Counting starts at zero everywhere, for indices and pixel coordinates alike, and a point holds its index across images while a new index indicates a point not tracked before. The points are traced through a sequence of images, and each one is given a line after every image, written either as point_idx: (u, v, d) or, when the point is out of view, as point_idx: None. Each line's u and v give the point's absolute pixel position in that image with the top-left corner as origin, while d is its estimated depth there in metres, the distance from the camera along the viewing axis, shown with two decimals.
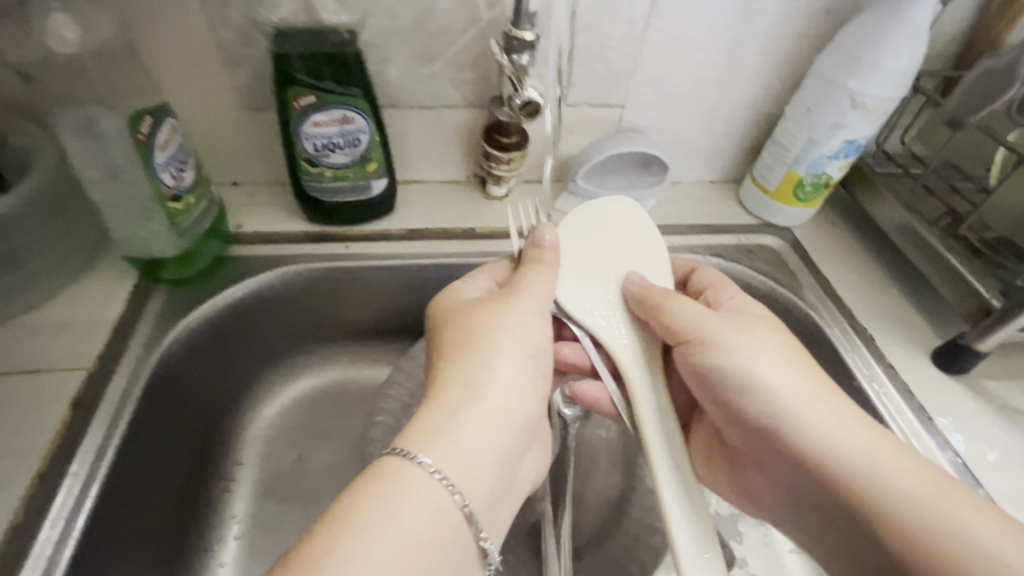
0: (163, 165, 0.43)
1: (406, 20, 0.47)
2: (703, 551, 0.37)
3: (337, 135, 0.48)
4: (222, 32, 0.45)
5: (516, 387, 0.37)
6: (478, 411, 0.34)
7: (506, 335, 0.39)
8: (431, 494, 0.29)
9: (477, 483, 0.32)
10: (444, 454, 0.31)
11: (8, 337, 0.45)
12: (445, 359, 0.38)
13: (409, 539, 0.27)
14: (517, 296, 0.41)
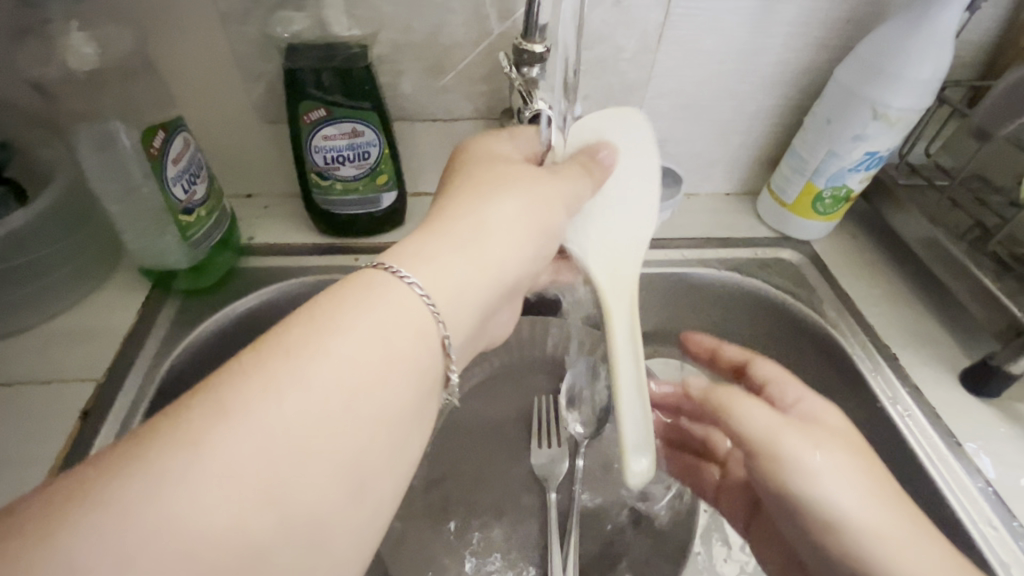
0: (174, 178, 0.43)
1: (418, 34, 0.47)
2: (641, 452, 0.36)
3: (347, 148, 0.48)
4: (237, 48, 0.46)
5: (518, 236, 0.33)
6: (474, 257, 0.31)
7: (519, 188, 0.34)
8: (412, 308, 0.27)
9: (462, 319, 0.29)
10: (433, 279, 0.28)
11: (29, 347, 0.46)
12: (449, 196, 0.34)
13: (391, 350, 0.26)
14: (544, 174, 0.36)
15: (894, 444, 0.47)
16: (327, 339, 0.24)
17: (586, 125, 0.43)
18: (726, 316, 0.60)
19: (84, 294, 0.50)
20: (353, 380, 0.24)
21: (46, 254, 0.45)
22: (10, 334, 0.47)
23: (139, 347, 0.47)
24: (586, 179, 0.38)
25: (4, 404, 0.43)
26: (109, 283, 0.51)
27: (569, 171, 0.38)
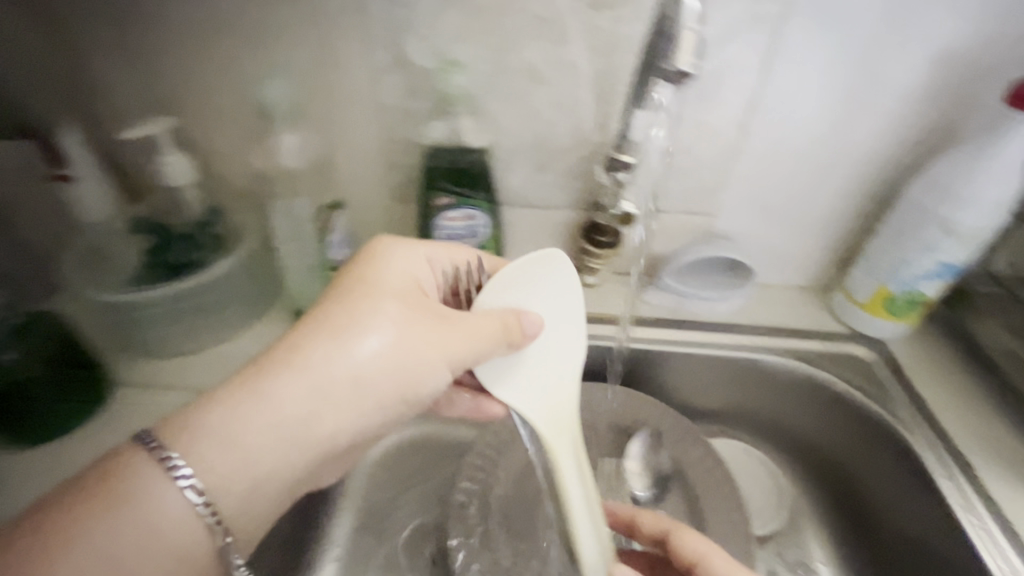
0: (336, 245, 0.56)
1: (529, 140, 0.58)
2: (602, 562, 0.46)
3: (463, 229, 0.59)
4: (388, 147, 0.59)
5: (343, 402, 0.38)
6: (291, 430, 0.36)
7: (378, 335, 0.39)
8: (265, 453, 0.36)
9: (270, 489, 0.36)
10: (223, 459, 0.35)
11: (209, 362, 0.60)
12: (306, 334, 0.38)
13: (151, 554, 0.32)
14: (416, 324, 0.40)
15: (966, 555, 0.46)
16: (143, 518, 0.32)
17: (509, 270, 0.48)
18: (789, 402, 0.64)
19: (248, 324, 0.63)
20: (132, 568, 0.32)
21: (227, 294, 0.59)
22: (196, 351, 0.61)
23: None
24: (488, 336, 0.42)
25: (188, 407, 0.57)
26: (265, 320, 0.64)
27: (459, 318, 0.42)
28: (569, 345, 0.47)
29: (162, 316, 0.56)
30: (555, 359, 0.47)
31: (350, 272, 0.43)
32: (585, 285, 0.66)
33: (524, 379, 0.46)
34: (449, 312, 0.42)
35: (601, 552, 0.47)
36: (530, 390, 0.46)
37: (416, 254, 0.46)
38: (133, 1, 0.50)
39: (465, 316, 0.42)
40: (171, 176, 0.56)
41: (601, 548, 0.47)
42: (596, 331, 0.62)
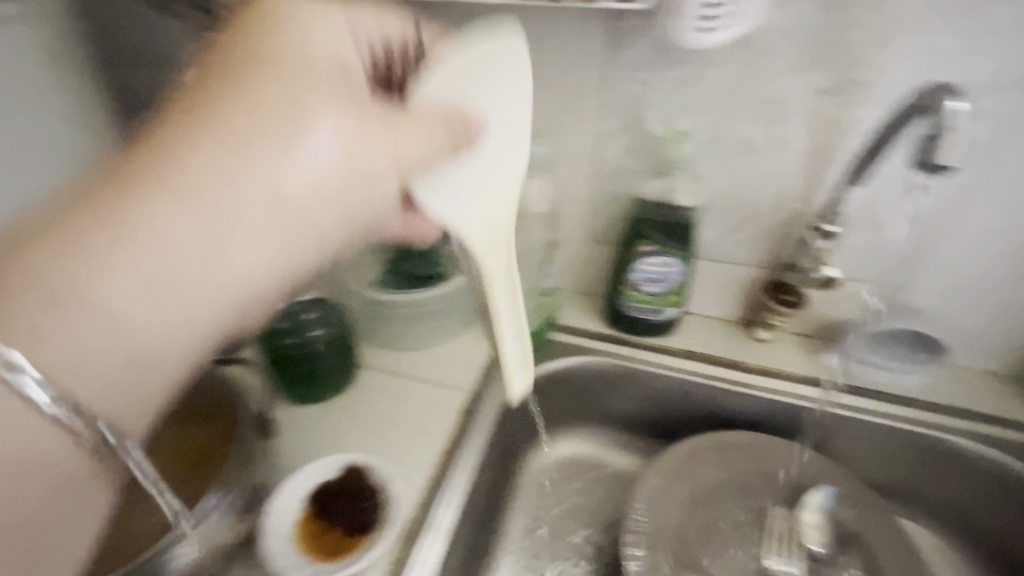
0: (641, 273, 0.66)
1: (731, 202, 0.64)
2: (520, 369, 0.44)
3: (658, 274, 0.65)
4: (598, 196, 0.68)
5: (292, 238, 0.36)
6: (157, 249, 0.31)
7: (321, 122, 0.34)
8: (127, 301, 0.31)
9: (157, 341, 0.32)
10: (90, 281, 0.30)
11: (420, 359, 0.68)
12: (219, 95, 0.33)
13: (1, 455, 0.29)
14: (337, 103, 0.35)
15: None
16: None
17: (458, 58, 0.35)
18: (977, 495, 0.63)
19: (453, 333, 0.71)
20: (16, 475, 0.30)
21: (449, 305, 0.68)
22: (411, 348, 0.69)
23: None
24: (433, 130, 0.34)
25: (411, 393, 0.63)
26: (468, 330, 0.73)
27: (406, 120, 0.35)
28: (517, 117, 0.38)
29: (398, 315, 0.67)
30: (495, 171, 0.38)
31: (232, 43, 0.36)
32: (759, 339, 0.72)
33: (470, 201, 0.38)
34: (397, 118, 0.36)
35: (522, 369, 0.44)
36: (467, 202, 0.38)
37: (336, 19, 0.38)
38: None
39: (410, 113, 0.36)
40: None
41: (524, 355, 0.43)
42: (766, 385, 0.68)
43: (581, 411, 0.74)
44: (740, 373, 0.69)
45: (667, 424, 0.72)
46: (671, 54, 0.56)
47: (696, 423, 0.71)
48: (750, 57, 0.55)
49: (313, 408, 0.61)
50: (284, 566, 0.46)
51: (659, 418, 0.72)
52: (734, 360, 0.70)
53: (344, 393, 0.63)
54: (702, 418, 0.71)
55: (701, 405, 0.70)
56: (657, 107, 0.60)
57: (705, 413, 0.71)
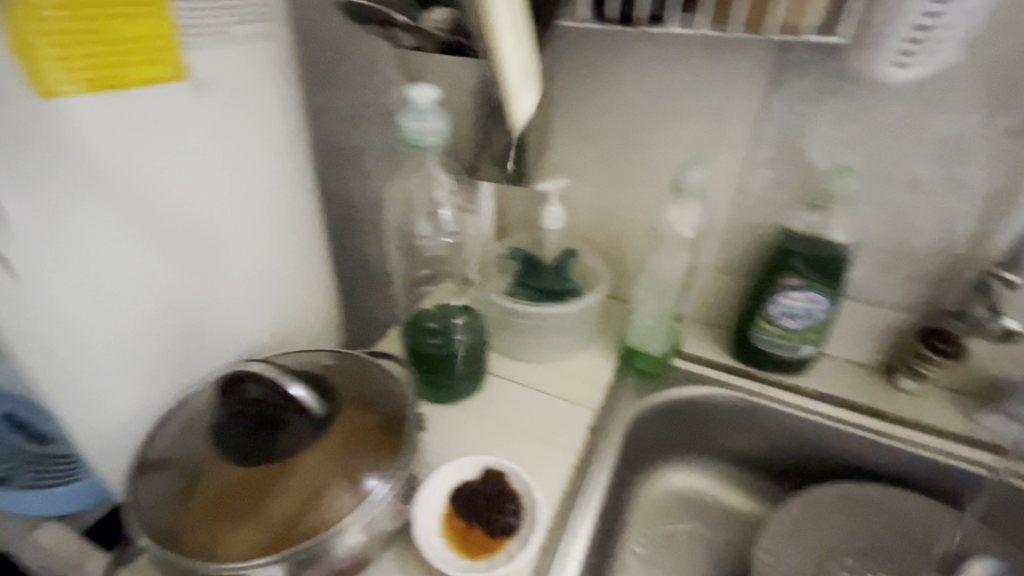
0: (780, 305, 0.64)
1: (886, 240, 0.62)
2: (526, 82, 0.48)
3: (800, 309, 0.63)
4: (737, 224, 0.67)
5: None
6: None
7: None
8: None
9: None
10: None
11: (543, 371, 0.69)
12: None
13: None
14: None
15: None
16: None
17: None
18: None
19: (575, 350, 0.72)
20: None
21: (576, 321, 0.69)
22: (535, 361, 0.71)
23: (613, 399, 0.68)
24: None
25: (537, 403, 0.65)
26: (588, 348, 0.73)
27: None
28: None
29: (527, 326, 0.68)
30: None
31: None
32: (902, 388, 0.67)
33: None
34: None
35: (524, 89, 0.48)
36: None
37: None
38: (580, 87, 0.64)
39: None
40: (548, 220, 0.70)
41: (527, 77, 0.48)
42: (911, 438, 0.63)
43: (695, 442, 0.73)
44: (883, 423, 0.65)
45: (790, 468, 0.70)
46: (842, 88, 0.55)
47: (822, 469, 0.68)
48: (933, 94, 0.53)
49: (445, 409, 0.64)
50: (435, 559, 0.48)
51: (782, 459, 0.70)
52: (872, 407, 0.66)
53: (473, 397, 0.66)
54: (829, 465, 0.68)
55: (832, 451, 0.67)
56: (818, 140, 0.59)
57: (834, 460, 0.67)
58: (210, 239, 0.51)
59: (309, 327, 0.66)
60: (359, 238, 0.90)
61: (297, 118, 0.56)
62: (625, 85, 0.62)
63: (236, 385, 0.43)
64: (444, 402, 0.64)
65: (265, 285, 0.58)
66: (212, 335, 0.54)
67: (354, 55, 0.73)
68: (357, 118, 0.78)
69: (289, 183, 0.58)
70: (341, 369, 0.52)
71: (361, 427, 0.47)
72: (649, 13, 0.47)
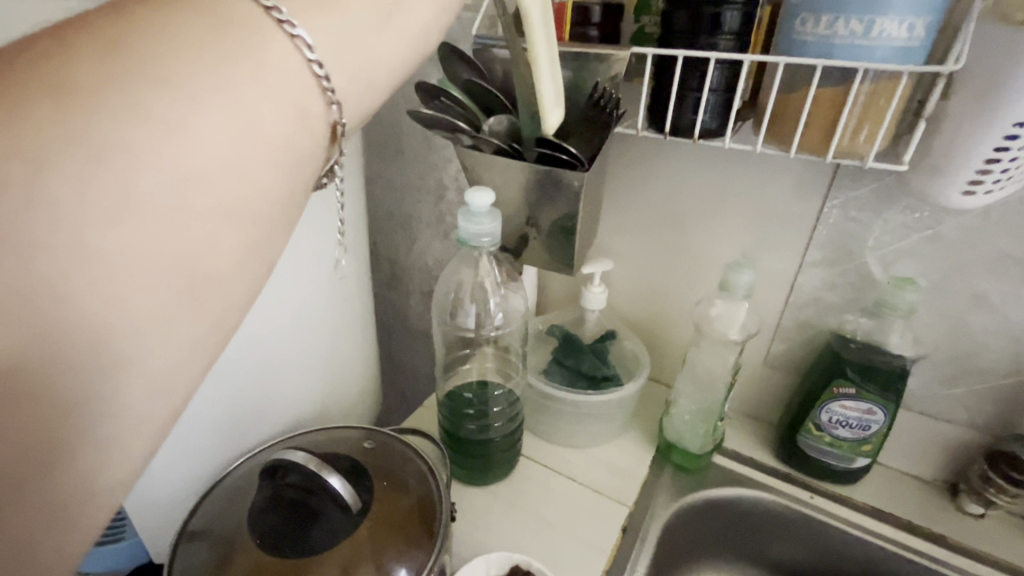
0: (830, 411, 0.61)
1: (949, 353, 0.59)
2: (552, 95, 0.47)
3: (854, 419, 0.60)
4: (786, 322, 0.65)
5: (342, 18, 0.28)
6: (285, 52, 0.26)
7: None
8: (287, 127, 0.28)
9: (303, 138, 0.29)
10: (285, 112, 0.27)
11: (578, 458, 0.68)
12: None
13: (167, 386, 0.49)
14: None
15: None
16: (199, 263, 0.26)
17: None
18: None
19: (611, 437, 0.70)
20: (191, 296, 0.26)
21: (614, 409, 0.68)
22: (569, 445, 0.69)
23: (649, 494, 0.66)
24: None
25: (569, 493, 0.64)
26: (624, 435, 0.71)
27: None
28: None
29: (563, 411, 0.68)
30: None
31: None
32: (970, 512, 0.62)
33: None
34: None
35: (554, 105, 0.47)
36: None
37: None
38: (630, 180, 0.66)
39: None
40: (590, 302, 0.70)
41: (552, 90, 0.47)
42: (978, 573, 0.58)
43: (735, 547, 0.69)
44: (946, 551, 0.59)
45: None
46: (903, 200, 0.54)
47: None
48: (1002, 213, 0.51)
49: (476, 492, 0.63)
50: None
51: None
52: (934, 532, 0.61)
53: (505, 480, 0.65)
54: None
55: None
56: (875, 248, 0.58)
57: None
58: (273, 323, 0.53)
59: (348, 397, 0.68)
60: (402, 300, 0.93)
61: (352, 205, 0.60)
62: (676, 182, 0.63)
63: (276, 472, 0.45)
64: (476, 483, 0.64)
65: (312, 361, 0.60)
66: (261, 410, 0.56)
67: (414, 135, 0.77)
68: (411, 190, 0.82)
69: (342, 266, 0.60)
70: (376, 451, 0.53)
71: (393, 515, 0.47)
72: (704, 130, 0.48)
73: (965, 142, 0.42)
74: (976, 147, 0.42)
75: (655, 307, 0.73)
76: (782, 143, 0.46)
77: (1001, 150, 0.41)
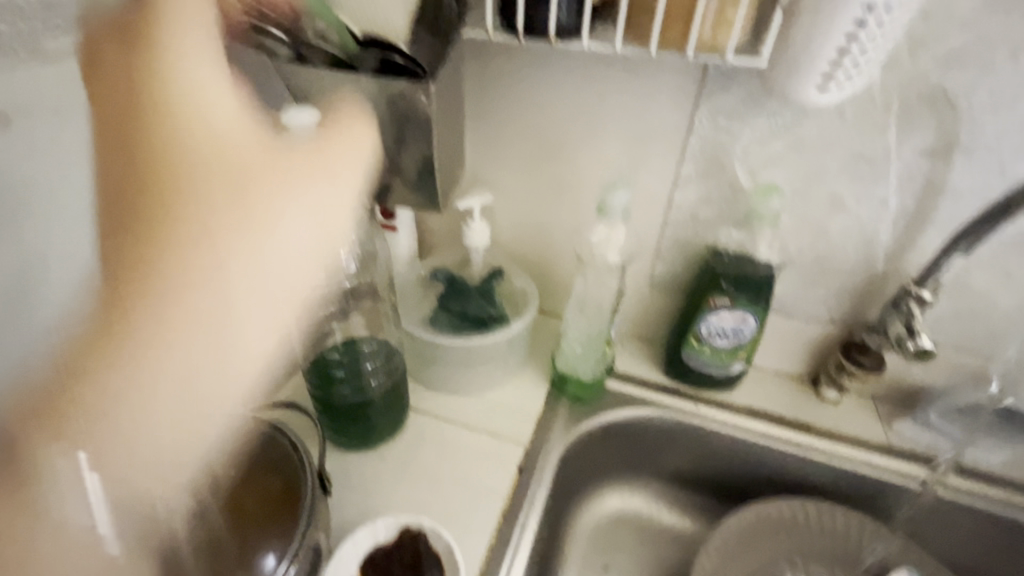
0: (708, 322, 0.62)
1: (812, 258, 0.61)
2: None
3: (729, 328, 0.62)
4: (667, 242, 0.65)
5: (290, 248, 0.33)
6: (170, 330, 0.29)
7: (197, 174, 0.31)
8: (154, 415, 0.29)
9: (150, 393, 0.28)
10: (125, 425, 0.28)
11: (471, 404, 0.65)
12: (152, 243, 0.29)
13: None
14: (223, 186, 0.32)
15: None
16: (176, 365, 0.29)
17: None
18: None
19: (506, 378, 0.68)
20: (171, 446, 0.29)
21: (504, 351, 0.65)
22: (462, 393, 0.66)
23: (545, 427, 0.64)
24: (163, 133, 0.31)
25: (462, 441, 0.61)
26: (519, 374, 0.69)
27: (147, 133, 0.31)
28: None
29: (450, 359, 0.63)
30: None
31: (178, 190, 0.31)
32: (828, 400, 0.68)
33: None
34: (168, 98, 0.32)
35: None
36: None
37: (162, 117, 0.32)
38: (500, 100, 0.59)
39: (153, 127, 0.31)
40: (471, 240, 0.64)
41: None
42: (835, 453, 0.64)
43: (630, 462, 0.71)
44: (810, 438, 0.65)
45: (724, 484, 0.69)
46: (767, 105, 0.53)
47: (753, 485, 0.68)
48: (855, 112, 0.52)
49: (361, 455, 0.58)
50: None
51: (716, 477, 0.69)
52: (799, 421, 0.66)
53: (395, 439, 0.60)
54: (761, 481, 0.67)
55: (763, 468, 0.66)
56: (743, 157, 0.57)
57: (764, 475, 0.67)
58: None
59: None
60: None
61: None
62: (547, 96, 0.58)
63: None
64: (360, 447, 0.58)
65: None
66: None
67: None
68: None
69: None
70: None
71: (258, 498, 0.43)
72: (558, 29, 0.42)
73: (817, 32, 0.40)
74: (828, 32, 0.40)
75: (541, 239, 0.69)
76: (641, 39, 0.42)
77: (851, 37, 0.39)
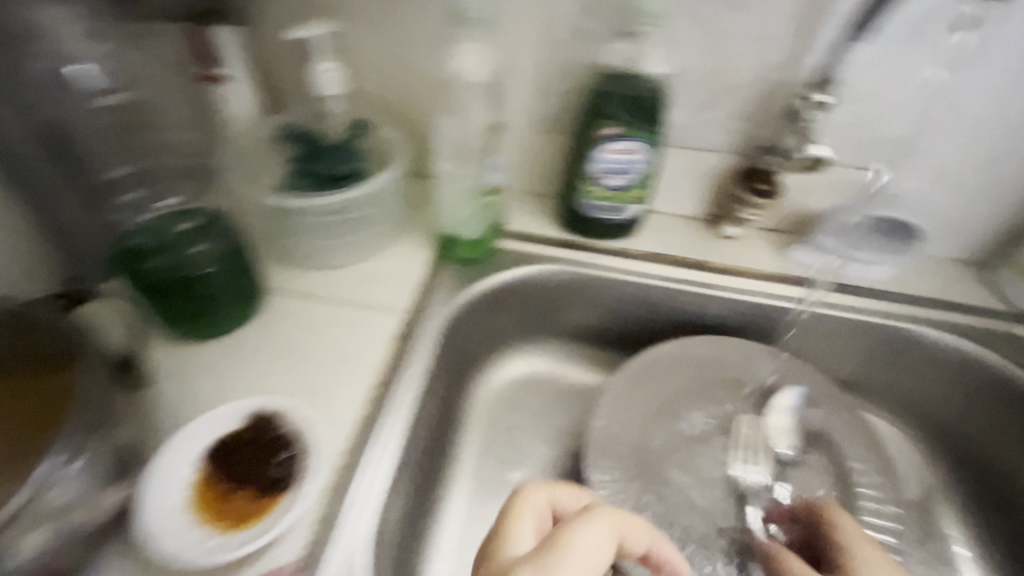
0: (600, 159, 0.54)
1: (706, 71, 0.54)
2: None
3: (621, 163, 0.54)
4: (549, 67, 0.55)
5: None
6: None
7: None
8: None
9: None
10: None
11: (342, 277, 0.57)
12: None
13: None
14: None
15: None
16: None
17: None
18: (938, 383, 0.62)
19: (382, 245, 0.60)
20: None
21: (371, 212, 0.56)
22: (331, 267, 0.58)
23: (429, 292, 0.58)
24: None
25: (331, 316, 0.53)
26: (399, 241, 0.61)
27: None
28: None
29: (303, 226, 0.53)
30: None
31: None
32: (727, 237, 0.65)
33: None
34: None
35: None
36: None
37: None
38: None
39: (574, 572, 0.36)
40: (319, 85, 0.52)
41: None
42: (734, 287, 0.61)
43: (532, 323, 0.67)
44: (709, 275, 0.62)
45: (626, 333, 0.67)
46: None
47: (655, 330, 0.66)
48: None
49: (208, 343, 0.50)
50: (177, 545, 0.38)
51: (618, 327, 0.66)
52: (699, 261, 0.63)
53: (251, 323, 0.52)
54: (663, 325, 0.66)
55: (664, 311, 0.64)
56: None
57: (664, 319, 0.65)
58: None
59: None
60: None
61: None
62: None
63: None
64: (205, 334, 0.50)
65: None
66: None
67: None
68: None
69: None
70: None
71: None
72: None
73: None
74: None
75: (406, 79, 0.58)
76: None
77: None
